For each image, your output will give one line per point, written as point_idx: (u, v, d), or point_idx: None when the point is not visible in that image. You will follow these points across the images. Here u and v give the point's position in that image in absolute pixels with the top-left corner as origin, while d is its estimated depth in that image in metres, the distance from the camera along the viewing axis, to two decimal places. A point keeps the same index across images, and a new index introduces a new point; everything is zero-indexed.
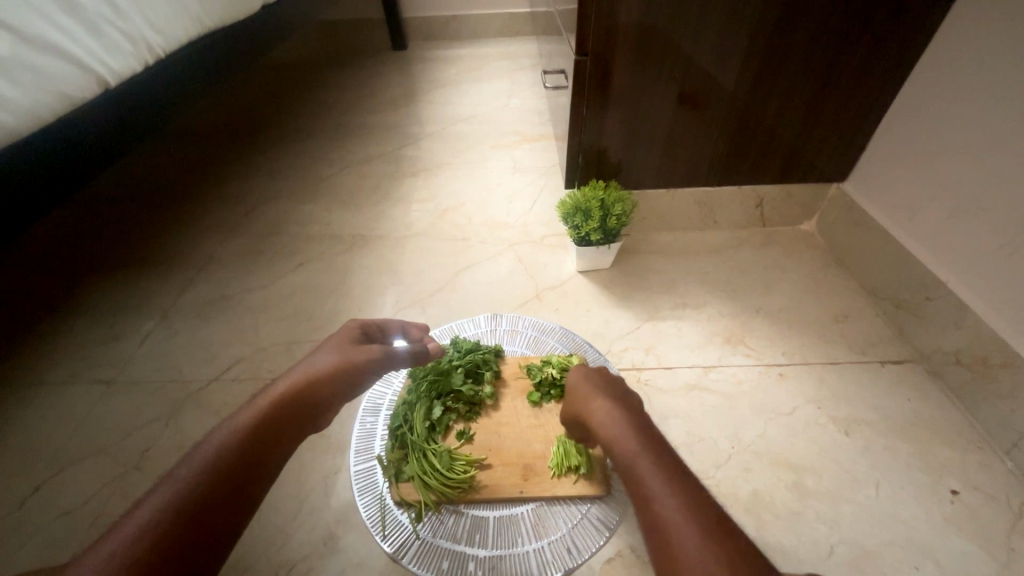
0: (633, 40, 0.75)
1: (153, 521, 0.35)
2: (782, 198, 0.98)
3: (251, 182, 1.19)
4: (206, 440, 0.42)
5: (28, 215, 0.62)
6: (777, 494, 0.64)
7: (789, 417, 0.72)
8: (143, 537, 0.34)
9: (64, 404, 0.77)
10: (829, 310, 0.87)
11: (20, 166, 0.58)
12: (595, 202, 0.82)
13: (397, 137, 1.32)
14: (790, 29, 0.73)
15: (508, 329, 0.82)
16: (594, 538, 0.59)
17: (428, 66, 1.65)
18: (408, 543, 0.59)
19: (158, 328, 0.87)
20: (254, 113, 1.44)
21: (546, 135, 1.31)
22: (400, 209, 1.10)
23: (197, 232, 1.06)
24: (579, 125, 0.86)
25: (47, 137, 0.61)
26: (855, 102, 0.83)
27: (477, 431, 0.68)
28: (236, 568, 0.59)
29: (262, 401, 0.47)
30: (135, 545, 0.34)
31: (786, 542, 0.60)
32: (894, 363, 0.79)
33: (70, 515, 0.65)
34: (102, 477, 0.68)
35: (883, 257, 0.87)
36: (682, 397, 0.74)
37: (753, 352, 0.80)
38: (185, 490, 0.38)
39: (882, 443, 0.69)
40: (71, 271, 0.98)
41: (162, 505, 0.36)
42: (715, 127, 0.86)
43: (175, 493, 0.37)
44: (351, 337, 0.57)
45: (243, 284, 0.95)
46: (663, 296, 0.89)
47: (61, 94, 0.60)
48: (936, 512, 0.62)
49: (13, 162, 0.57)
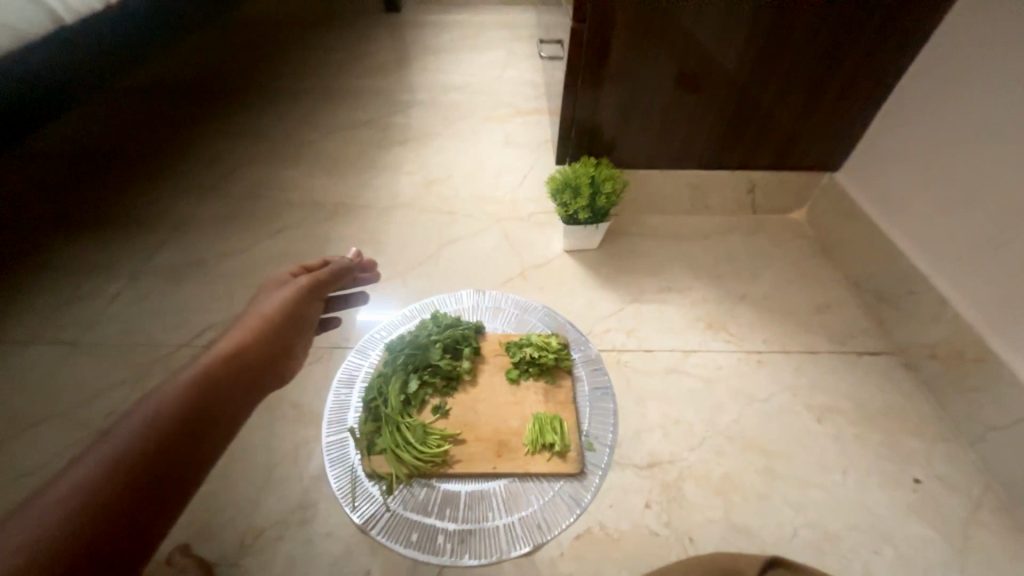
0: (632, 11, 0.72)
1: (88, 482, 0.34)
2: (775, 184, 0.97)
3: (228, 142, 1.14)
4: (147, 397, 0.40)
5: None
6: (748, 477, 0.65)
7: (765, 404, 0.72)
8: (74, 498, 0.33)
9: (25, 364, 0.74)
10: (812, 300, 0.86)
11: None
12: (585, 179, 0.81)
13: (384, 104, 1.26)
14: (795, 11, 0.71)
15: (491, 306, 0.82)
16: (563, 515, 0.60)
17: (421, 30, 1.57)
18: (378, 515, 0.59)
19: (126, 289, 0.84)
20: (234, 69, 1.36)
21: (539, 108, 1.27)
22: (384, 178, 1.06)
23: (169, 192, 1.02)
24: (573, 97, 0.83)
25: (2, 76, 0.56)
26: (857, 88, 0.81)
27: (453, 405, 0.67)
28: (201, 533, 0.58)
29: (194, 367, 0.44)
30: (66, 509, 0.32)
31: (752, 524, 0.61)
32: (871, 355, 0.79)
33: (30, 477, 0.63)
34: (64, 440, 0.67)
35: (869, 248, 0.87)
36: (661, 379, 0.74)
37: (735, 338, 0.80)
38: (123, 451, 0.36)
39: (853, 431, 0.70)
40: (32, 226, 0.93)
41: (97, 467, 0.35)
42: (712, 108, 0.83)
43: (111, 456, 0.35)
44: (267, 294, 0.57)
45: (218, 249, 0.91)
46: (649, 279, 0.88)
47: (10, 27, 0.55)
48: (899, 499, 0.64)
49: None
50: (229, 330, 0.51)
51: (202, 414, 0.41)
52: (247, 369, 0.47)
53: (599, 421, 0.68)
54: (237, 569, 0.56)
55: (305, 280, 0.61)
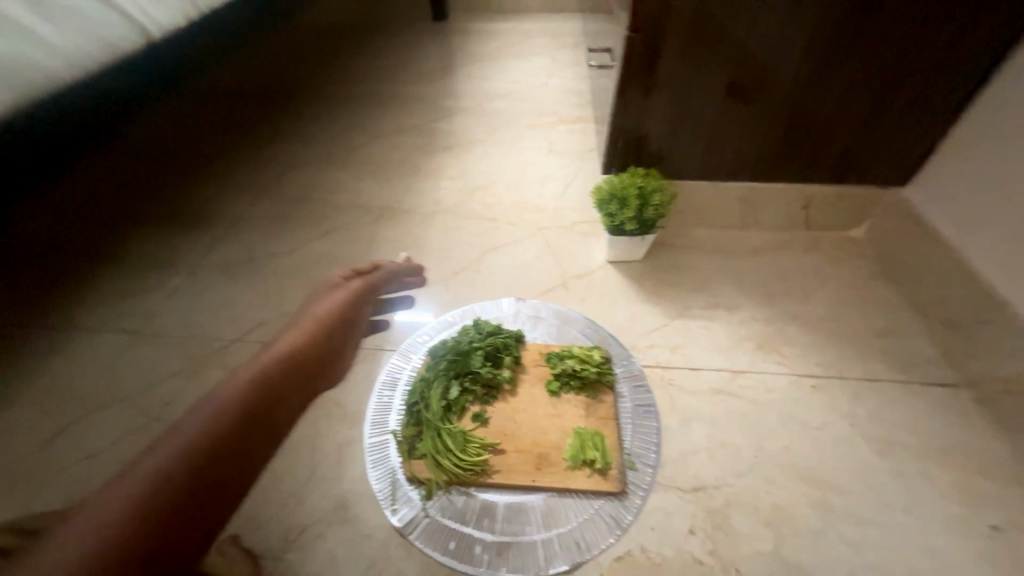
0: (690, 20, 0.70)
1: (156, 473, 0.35)
2: (832, 199, 0.91)
3: (282, 146, 1.19)
4: (212, 393, 0.42)
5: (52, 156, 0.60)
6: (800, 510, 0.62)
7: (819, 432, 0.68)
8: (146, 488, 0.34)
9: (93, 351, 0.79)
10: (872, 323, 0.81)
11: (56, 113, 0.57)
12: (633, 190, 0.79)
13: (430, 111, 1.29)
14: (865, 21, 0.68)
15: (531, 315, 0.81)
16: (603, 535, 0.58)
17: (467, 38, 1.60)
18: (416, 520, 0.60)
19: (185, 284, 0.89)
20: (289, 75, 1.42)
21: (583, 116, 1.26)
22: (428, 183, 1.08)
23: (227, 192, 1.07)
24: (623, 107, 0.81)
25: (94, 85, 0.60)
26: (929, 101, 0.76)
27: (492, 414, 0.66)
28: (248, 524, 0.60)
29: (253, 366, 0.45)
30: (137, 498, 0.34)
31: (804, 560, 0.58)
32: (939, 385, 0.74)
33: (96, 458, 0.67)
34: (127, 425, 0.71)
35: (938, 271, 0.81)
36: (707, 400, 0.71)
37: (786, 361, 0.76)
38: (190, 445, 0.37)
39: (918, 468, 0.65)
40: (105, 221, 1.00)
41: (167, 459, 0.36)
42: (769, 120, 0.80)
43: (178, 449, 0.37)
44: (321, 297, 0.59)
45: (270, 248, 0.95)
46: (695, 294, 0.85)
47: (105, 43, 0.59)
48: (971, 547, 0.59)
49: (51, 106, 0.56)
50: (285, 330, 0.53)
51: (261, 413, 0.42)
52: (301, 371, 0.48)
53: (641, 439, 0.66)
54: (282, 562, 0.58)
55: (356, 285, 0.62)
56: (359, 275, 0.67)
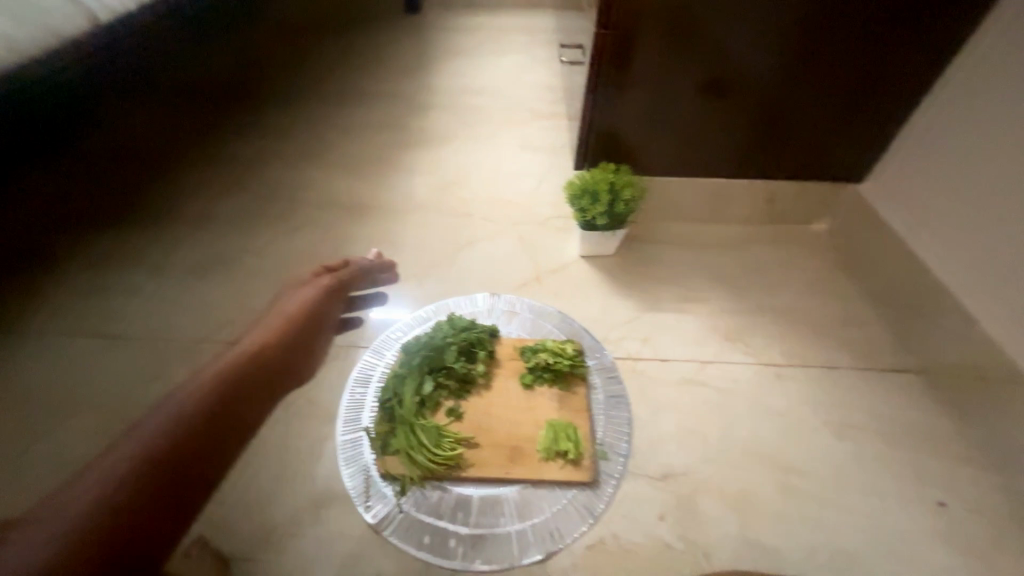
0: (656, 19, 0.72)
1: (117, 475, 0.34)
2: (795, 194, 0.94)
3: (251, 140, 1.16)
4: (176, 392, 0.41)
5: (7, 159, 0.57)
6: (764, 492, 0.64)
7: (782, 417, 0.71)
8: (104, 489, 0.33)
9: (49, 354, 0.76)
10: (832, 313, 0.85)
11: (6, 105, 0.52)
12: (604, 185, 0.80)
13: (404, 106, 1.27)
14: (820, 21, 0.71)
15: (505, 310, 0.82)
16: (576, 524, 0.60)
17: (441, 33, 1.58)
18: (391, 516, 0.59)
19: (148, 283, 0.86)
20: (257, 68, 1.38)
21: (557, 112, 1.27)
22: (402, 179, 1.07)
23: (193, 187, 1.04)
24: (594, 104, 0.83)
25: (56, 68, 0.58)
26: (881, 99, 0.80)
27: (466, 409, 0.67)
28: (216, 527, 0.59)
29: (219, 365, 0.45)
30: (96, 500, 0.33)
31: (768, 540, 0.60)
32: (894, 371, 0.77)
33: (53, 465, 0.65)
34: (87, 430, 0.68)
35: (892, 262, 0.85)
36: (677, 389, 0.73)
37: (752, 350, 0.79)
38: (150, 444, 0.37)
39: (873, 449, 0.69)
40: (60, 218, 0.95)
41: (126, 459, 0.35)
42: (734, 117, 0.83)
43: (140, 450, 0.36)
44: (289, 295, 0.59)
45: (239, 245, 0.92)
46: (666, 287, 0.87)
47: (53, 26, 0.57)
48: (920, 521, 0.63)
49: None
50: (254, 329, 0.52)
51: (228, 409, 0.41)
52: (270, 367, 0.47)
53: (613, 429, 0.68)
54: (252, 564, 0.57)
55: (326, 281, 0.62)
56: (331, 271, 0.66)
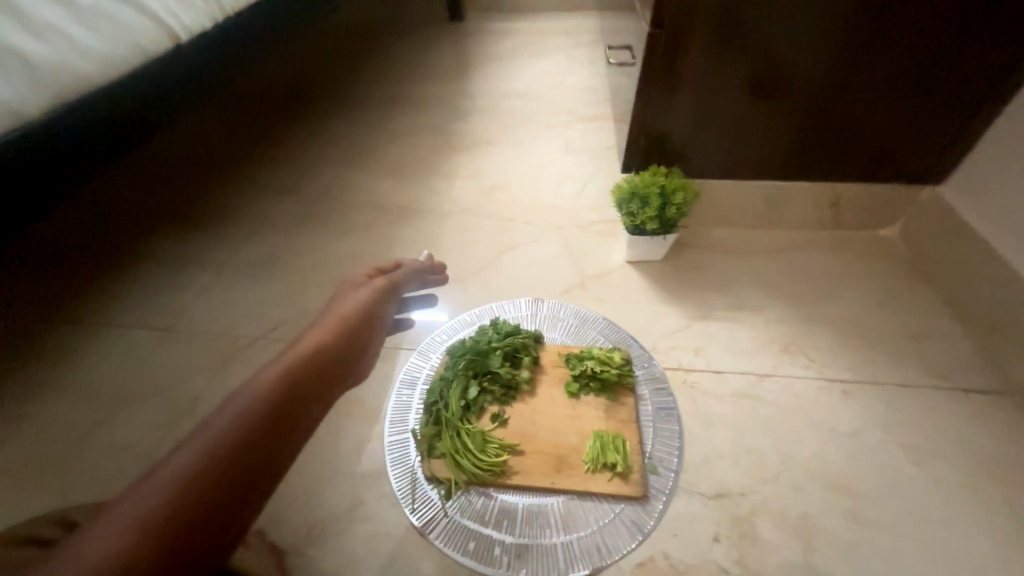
0: (715, 16, 0.69)
1: (189, 466, 0.36)
2: (861, 197, 0.88)
3: (304, 147, 1.21)
4: (242, 388, 0.42)
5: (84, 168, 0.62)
6: (830, 520, 0.59)
7: (850, 439, 0.66)
8: (176, 483, 0.35)
9: (125, 347, 0.82)
10: (906, 326, 0.78)
11: (83, 117, 0.58)
12: (655, 189, 0.78)
13: (448, 111, 1.29)
14: (899, 12, 0.66)
15: (549, 315, 0.81)
16: (624, 540, 0.57)
17: (484, 38, 1.60)
18: (436, 519, 0.60)
19: (211, 282, 0.91)
20: (309, 77, 1.44)
21: (602, 114, 1.25)
22: (446, 183, 1.08)
23: (251, 192, 1.09)
24: (645, 105, 0.80)
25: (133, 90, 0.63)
26: (967, 93, 0.73)
27: (511, 415, 0.66)
28: (271, 520, 0.61)
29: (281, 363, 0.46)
30: (171, 491, 0.34)
31: (835, 572, 0.56)
32: (980, 392, 0.70)
33: (127, 451, 0.70)
34: (156, 419, 0.73)
35: (978, 272, 0.77)
36: (731, 404, 0.70)
37: (814, 364, 0.74)
38: (218, 441, 0.38)
39: (958, 478, 0.62)
40: (135, 221, 1.03)
41: (196, 454, 0.37)
42: (797, 115, 0.78)
43: (210, 443, 0.38)
44: (343, 296, 0.60)
45: (292, 247, 0.96)
46: (718, 295, 0.83)
47: (138, 47, 0.61)
48: (1016, 564, 0.56)
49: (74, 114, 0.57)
50: (311, 329, 0.54)
51: (289, 408, 0.43)
52: (327, 367, 0.49)
53: (663, 443, 0.65)
54: (304, 558, 0.58)
55: (378, 283, 0.63)
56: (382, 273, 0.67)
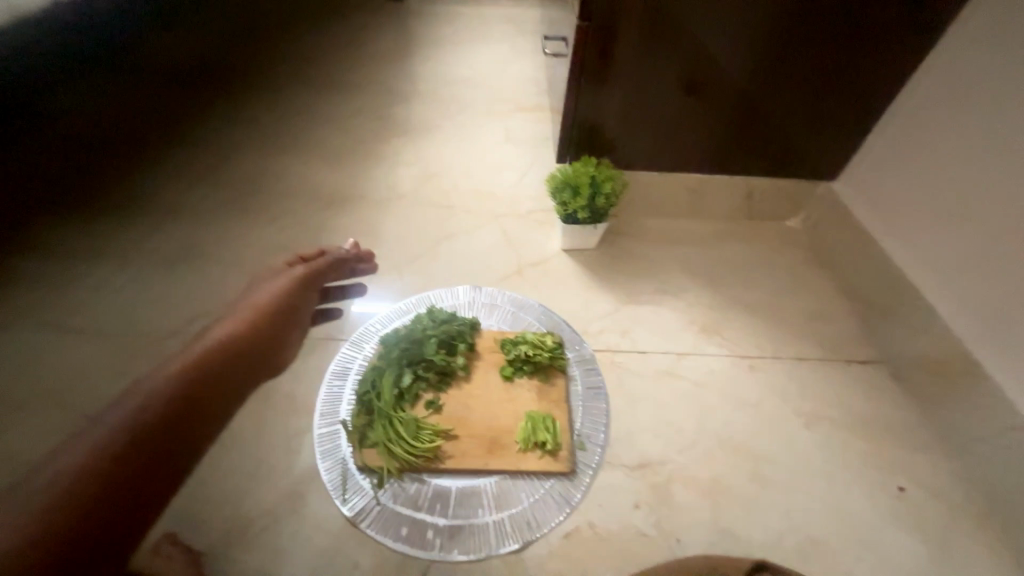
0: (638, 13, 0.72)
1: (76, 469, 0.33)
2: (772, 191, 0.97)
3: (225, 127, 1.12)
4: (140, 385, 0.40)
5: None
6: (736, 481, 0.66)
7: (755, 408, 0.73)
8: (62, 486, 0.32)
9: (10, 345, 0.73)
10: (805, 307, 0.87)
11: None
12: (585, 179, 0.80)
13: (384, 95, 1.25)
14: (797, 22, 0.72)
15: (486, 302, 0.82)
16: (554, 513, 0.60)
17: (424, 21, 1.55)
18: (368, 508, 0.59)
19: (117, 273, 0.83)
20: (231, 52, 1.34)
21: (541, 105, 1.27)
22: (383, 169, 1.05)
23: (163, 175, 1.00)
24: (576, 97, 0.82)
25: (12, 51, 0.56)
26: (855, 100, 0.82)
27: (446, 401, 0.66)
28: (188, 523, 0.58)
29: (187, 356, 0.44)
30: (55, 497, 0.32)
31: (739, 527, 0.62)
32: (860, 363, 0.80)
33: (14, 461, 0.62)
34: (50, 423, 0.66)
35: (862, 258, 0.88)
36: (654, 381, 0.75)
37: (728, 343, 0.81)
38: (109, 441, 0.35)
39: (840, 438, 0.71)
40: None
41: (86, 456, 0.34)
42: (714, 113, 0.84)
43: (101, 444, 0.35)
44: (260, 285, 0.57)
45: (212, 235, 0.90)
46: (645, 281, 0.88)
47: (6, 3, 0.54)
48: (882, 507, 0.65)
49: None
50: (223, 320, 0.51)
51: (196, 402, 0.40)
52: (241, 358, 0.46)
53: (591, 420, 0.69)
54: (225, 558, 0.56)
55: (300, 271, 0.60)
56: (305, 261, 0.65)
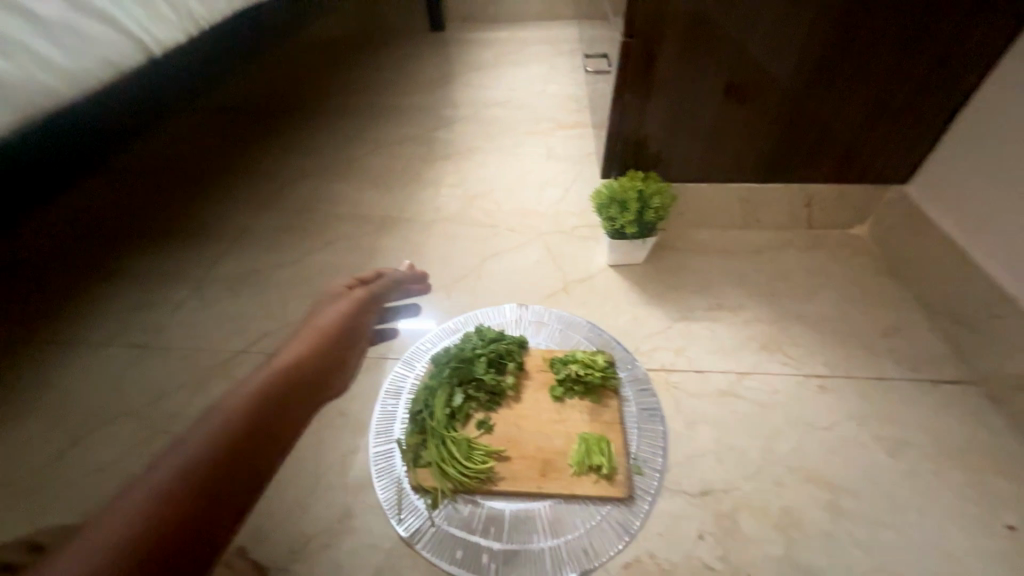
0: (683, 25, 0.71)
1: (164, 486, 0.35)
2: (833, 198, 0.91)
3: (283, 159, 1.20)
4: (218, 406, 0.42)
5: (44, 178, 0.60)
6: (811, 513, 0.61)
7: (828, 433, 0.68)
8: (151, 503, 0.34)
9: (100, 364, 0.80)
10: (878, 321, 0.80)
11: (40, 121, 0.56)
12: (633, 194, 0.79)
13: (429, 121, 1.30)
14: (856, 22, 0.68)
15: (533, 320, 0.81)
16: (611, 541, 0.58)
17: (464, 48, 1.61)
18: (423, 529, 0.59)
19: (190, 297, 0.89)
20: (289, 89, 1.44)
21: (582, 122, 1.27)
22: (428, 192, 1.09)
23: (230, 205, 1.08)
24: (621, 112, 0.82)
25: (100, 98, 0.62)
26: (928, 98, 0.76)
27: (497, 421, 0.66)
28: (254, 537, 0.60)
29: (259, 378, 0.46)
30: (145, 512, 0.34)
31: (816, 564, 0.57)
32: (949, 383, 0.73)
33: (103, 473, 0.68)
34: (133, 438, 0.71)
35: (943, 268, 0.80)
36: (713, 402, 0.71)
37: (792, 361, 0.75)
38: (192, 460, 0.37)
39: (930, 467, 0.64)
40: (110, 236, 1.01)
41: (172, 473, 0.36)
42: (767, 121, 0.81)
43: (185, 462, 0.37)
44: (323, 307, 0.60)
45: (273, 259, 0.96)
46: (698, 296, 0.84)
47: (108, 62, 0.60)
48: (987, 548, 0.58)
49: (31, 124, 0.54)
50: (289, 342, 0.53)
51: (267, 424, 0.42)
52: (306, 380, 0.48)
53: (648, 444, 0.66)
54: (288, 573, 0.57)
55: (359, 294, 0.63)
56: (363, 284, 0.67)
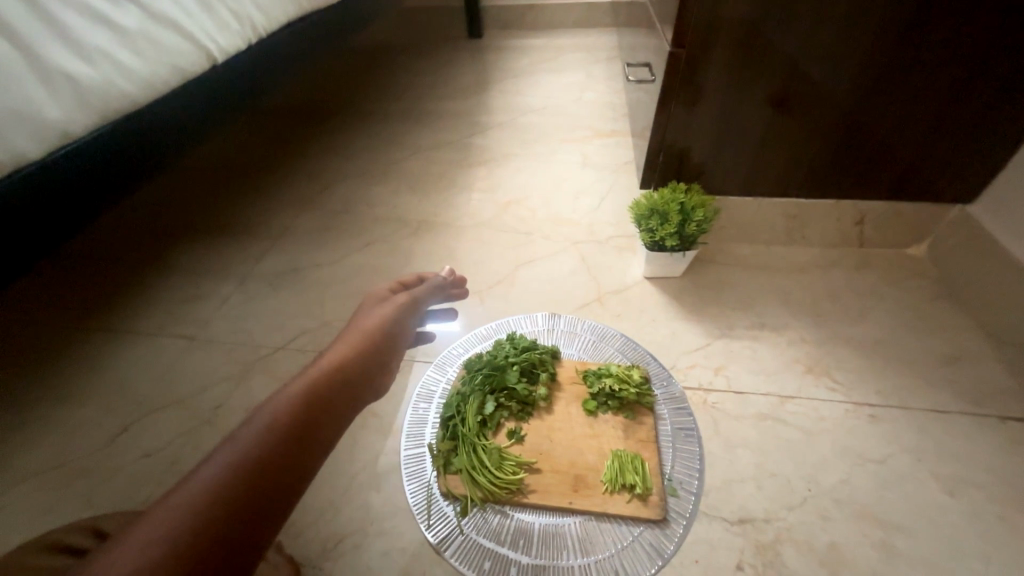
0: (734, 36, 0.69)
1: (215, 481, 0.36)
2: (887, 216, 0.87)
3: (325, 161, 1.23)
4: (266, 404, 0.43)
5: (118, 177, 0.62)
6: (859, 551, 0.57)
7: (879, 465, 0.64)
8: (203, 497, 0.35)
9: (151, 354, 0.84)
10: (937, 349, 0.75)
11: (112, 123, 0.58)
12: (674, 206, 0.77)
13: (465, 127, 1.31)
14: (923, 35, 0.65)
15: (566, 330, 0.80)
16: (644, 565, 0.56)
17: (502, 55, 1.62)
18: (451, 536, 0.59)
19: (235, 292, 0.93)
20: (331, 94, 1.48)
21: (620, 130, 1.25)
22: (463, 197, 1.09)
23: (273, 205, 1.12)
24: (664, 122, 0.80)
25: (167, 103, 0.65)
26: (999, 114, 0.71)
27: (528, 432, 0.65)
28: (289, 532, 0.62)
29: (305, 378, 0.47)
30: (197, 505, 0.35)
31: None
32: (1018, 421, 0.67)
33: (150, 458, 0.71)
34: (179, 427, 0.74)
35: (1012, 295, 0.75)
36: (753, 425, 0.68)
37: (840, 387, 0.72)
38: (242, 456, 0.38)
39: (996, 511, 0.60)
40: (164, 232, 1.06)
41: (223, 468, 0.37)
42: (819, 134, 0.77)
43: (235, 458, 0.38)
44: (366, 309, 0.61)
45: (312, 259, 0.98)
46: (739, 313, 0.82)
47: (178, 68, 0.63)
48: None
49: (108, 127, 0.58)
50: (334, 342, 0.55)
51: (311, 424, 0.43)
52: (349, 382, 0.49)
53: (683, 464, 0.64)
54: (320, 571, 0.58)
55: (401, 298, 0.63)
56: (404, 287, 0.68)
